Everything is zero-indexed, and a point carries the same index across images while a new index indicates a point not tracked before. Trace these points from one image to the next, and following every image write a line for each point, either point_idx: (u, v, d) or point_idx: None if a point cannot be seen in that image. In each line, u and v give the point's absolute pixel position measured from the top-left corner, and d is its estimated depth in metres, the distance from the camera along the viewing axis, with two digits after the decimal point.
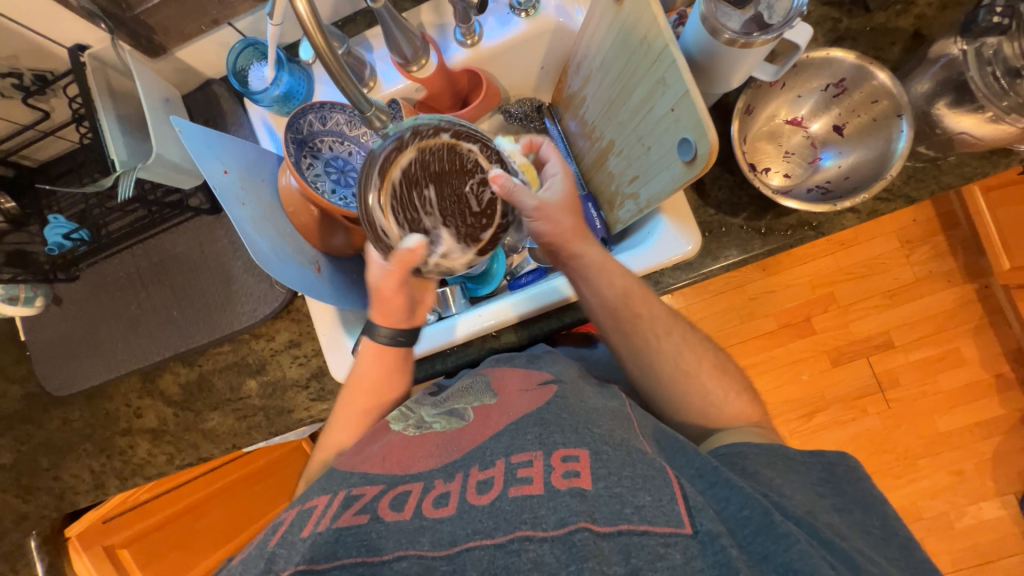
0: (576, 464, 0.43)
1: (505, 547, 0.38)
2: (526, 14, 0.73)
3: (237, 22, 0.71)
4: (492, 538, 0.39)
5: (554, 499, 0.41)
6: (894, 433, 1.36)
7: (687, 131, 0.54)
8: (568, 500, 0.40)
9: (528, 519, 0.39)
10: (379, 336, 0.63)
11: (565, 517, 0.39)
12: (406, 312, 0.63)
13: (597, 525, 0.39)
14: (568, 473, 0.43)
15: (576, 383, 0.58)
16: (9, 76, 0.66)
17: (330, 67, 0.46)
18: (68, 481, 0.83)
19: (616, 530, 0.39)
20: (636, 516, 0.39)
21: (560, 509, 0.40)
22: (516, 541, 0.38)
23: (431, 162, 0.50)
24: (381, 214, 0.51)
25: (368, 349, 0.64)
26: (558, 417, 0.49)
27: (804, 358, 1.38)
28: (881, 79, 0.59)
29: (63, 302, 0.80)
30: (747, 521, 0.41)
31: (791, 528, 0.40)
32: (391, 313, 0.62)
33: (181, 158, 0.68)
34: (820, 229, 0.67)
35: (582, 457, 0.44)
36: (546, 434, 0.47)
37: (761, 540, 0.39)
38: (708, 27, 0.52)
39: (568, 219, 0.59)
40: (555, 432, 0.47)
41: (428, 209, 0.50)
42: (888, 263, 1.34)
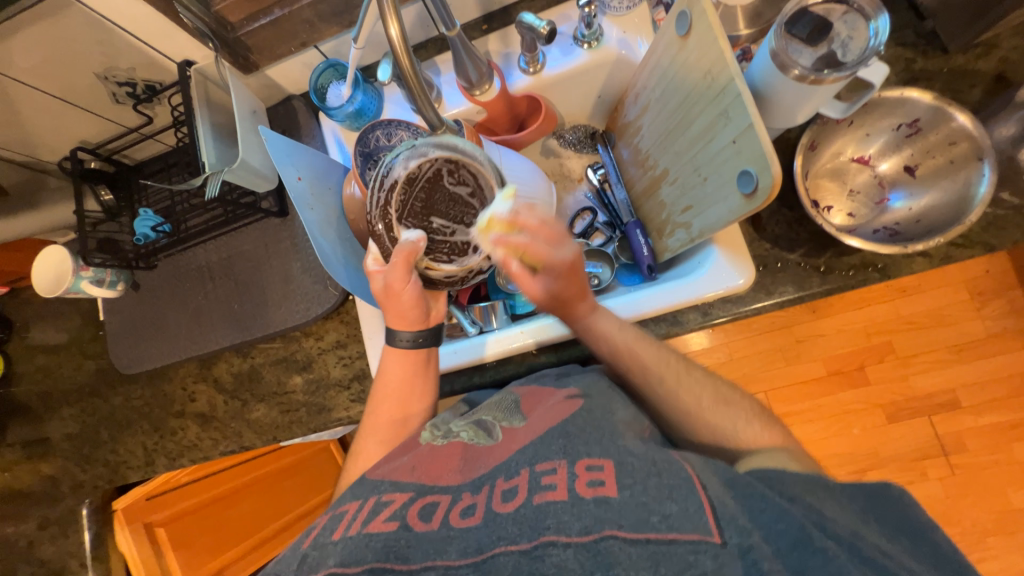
0: (600, 473, 0.43)
1: (530, 553, 0.38)
2: (589, 46, 0.76)
3: (322, 45, 0.77)
4: (517, 544, 0.38)
5: (577, 506, 0.40)
6: (959, 503, 1.24)
7: (749, 164, 0.54)
8: (592, 508, 0.39)
9: (552, 524, 0.39)
10: (398, 341, 0.64)
11: (589, 524, 0.38)
12: (416, 308, 0.62)
13: (623, 531, 0.37)
14: (592, 481, 0.42)
15: (605, 396, 0.57)
16: (125, 85, 0.75)
17: (410, 83, 0.50)
18: (122, 455, 0.88)
19: (643, 537, 0.37)
20: (663, 525, 0.38)
21: (584, 516, 0.39)
22: (539, 547, 0.38)
23: (412, 202, 0.56)
24: (444, 269, 0.58)
25: (392, 352, 0.65)
26: (581, 430, 0.49)
27: (856, 411, 1.29)
28: (960, 121, 0.58)
29: (140, 288, 0.87)
30: (783, 533, 0.38)
31: (830, 545, 0.38)
32: (406, 315, 0.62)
33: (260, 163, 0.75)
34: (886, 271, 0.64)
35: (606, 466, 0.43)
36: (570, 445, 0.47)
37: (797, 554, 0.37)
38: (777, 63, 0.52)
39: (575, 284, 0.61)
40: (580, 442, 0.47)
41: (453, 228, 0.57)
42: (956, 315, 1.24)
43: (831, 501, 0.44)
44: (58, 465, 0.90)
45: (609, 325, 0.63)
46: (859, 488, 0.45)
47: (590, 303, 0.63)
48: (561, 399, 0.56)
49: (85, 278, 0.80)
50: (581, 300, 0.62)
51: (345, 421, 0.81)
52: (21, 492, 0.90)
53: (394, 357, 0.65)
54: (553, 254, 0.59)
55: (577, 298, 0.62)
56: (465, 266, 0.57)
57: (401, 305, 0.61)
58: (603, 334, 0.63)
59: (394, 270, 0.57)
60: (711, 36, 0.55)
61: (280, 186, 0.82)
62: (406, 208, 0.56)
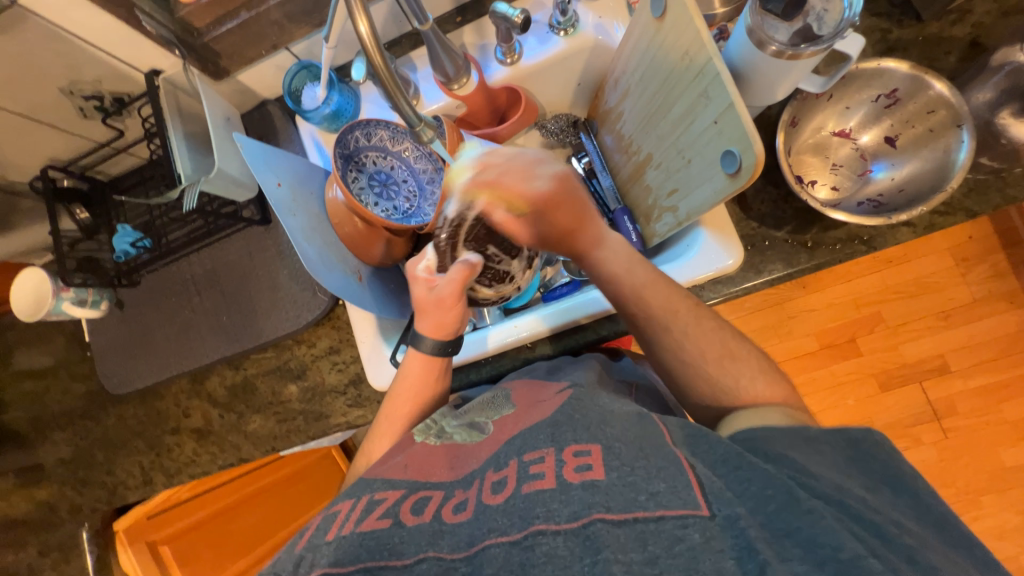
0: (588, 458, 0.42)
1: (520, 544, 0.38)
2: (566, 33, 0.75)
3: (293, 47, 0.75)
4: (507, 535, 0.39)
5: (566, 492, 0.40)
6: (953, 465, 1.27)
7: (732, 143, 0.53)
8: (580, 494, 0.39)
9: (541, 513, 0.39)
10: (424, 346, 0.63)
11: (578, 510, 0.38)
12: (460, 323, 0.64)
13: (610, 513, 0.38)
14: (581, 466, 0.42)
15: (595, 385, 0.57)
16: (92, 98, 0.73)
17: (384, 82, 0.49)
18: (118, 476, 0.87)
19: (631, 517, 0.37)
20: (651, 502, 0.38)
21: (573, 501, 0.39)
22: (529, 537, 0.38)
23: (476, 231, 0.71)
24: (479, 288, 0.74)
25: (414, 358, 0.64)
26: (569, 417, 0.48)
27: (850, 382, 1.31)
28: (937, 89, 0.58)
29: (125, 307, 0.85)
30: (770, 499, 0.38)
31: (818, 506, 0.37)
32: (444, 325, 0.63)
33: (238, 171, 0.73)
34: (872, 243, 0.64)
35: (594, 451, 0.43)
36: (558, 432, 0.46)
37: (784, 518, 0.37)
38: (754, 40, 0.51)
39: (565, 212, 0.63)
40: (568, 429, 0.46)
41: (496, 258, 0.74)
42: (942, 281, 1.26)
43: (826, 469, 0.44)
44: (53, 490, 0.88)
45: (618, 264, 0.61)
46: (855, 458, 0.45)
47: (591, 231, 0.63)
48: (553, 394, 0.56)
49: (66, 299, 0.78)
50: (580, 229, 0.63)
51: (345, 427, 0.81)
52: (17, 520, 0.89)
53: (414, 361, 0.64)
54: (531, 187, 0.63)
55: (574, 228, 0.63)
56: (500, 292, 0.76)
57: (444, 319, 0.63)
58: (615, 275, 0.61)
59: (450, 285, 0.61)
60: (687, 17, 0.55)
61: (261, 194, 0.80)
62: (472, 233, 0.71)
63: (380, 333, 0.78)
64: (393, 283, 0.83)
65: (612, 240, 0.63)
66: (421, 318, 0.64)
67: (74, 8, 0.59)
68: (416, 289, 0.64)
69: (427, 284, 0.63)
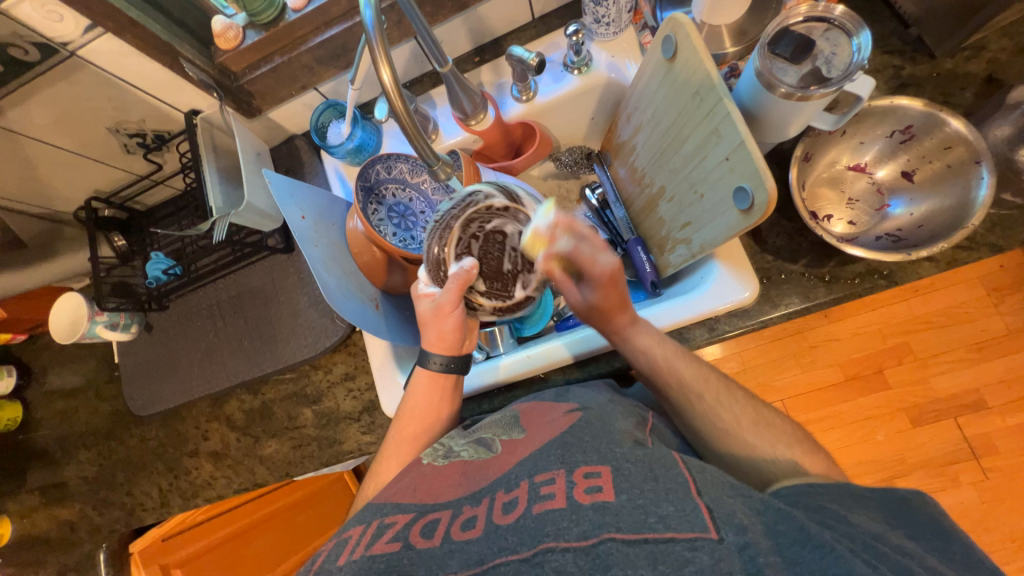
0: (599, 480, 0.42)
1: (530, 560, 0.37)
2: (579, 72, 0.77)
3: (322, 86, 0.80)
4: (517, 553, 0.38)
5: (577, 512, 0.39)
6: (996, 509, 1.19)
7: (744, 180, 0.54)
8: (591, 514, 0.39)
9: (551, 531, 0.39)
10: (431, 364, 0.67)
11: (587, 529, 0.38)
12: (460, 333, 0.67)
13: (620, 533, 0.37)
14: (591, 488, 0.41)
15: (605, 407, 0.56)
16: (136, 136, 0.78)
17: (404, 125, 0.51)
18: (137, 497, 0.89)
19: (641, 538, 0.36)
20: (661, 525, 0.37)
21: (582, 521, 0.39)
22: (539, 554, 0.37)
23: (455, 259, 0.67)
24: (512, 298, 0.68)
25: (421, 376, 0.67)
26: (580, 438, 0.48)
27: (878, 416, 1.25)
28: (955, 125, 0.58)
29: (153, 329, 0.89)
30: (782, 532, 0.37)
31: (829, 539, 0.36)
32: (445, 335, 0.66)
33: (265, 204, 0.77)
34: (893, 278, 0.63)
35: (604, 473, 0.42)
36: (567, 454, 0.46)
37: (796, 548, 0.35)
38: (763, 81, 0.53)
39: (616, 295, 0.61)
40: (577, 451, 0.46)
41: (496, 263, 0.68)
42: (973, 313, 1.22)
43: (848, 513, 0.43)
44: (75, 509, 0.90)
45: (647, 340, 0.63)
46: (878, 505, 0.44)
47: (628, 315, 0.63)
48: (562, 414, 0.56)
49: (100, 323, 0.82)
50: (619, 313, 0.63)
51: (357, 454, 0.81)
52: (39, 538, 0.91)
53: (421, 378, 0.67)
54: (598, 261, 0.60)
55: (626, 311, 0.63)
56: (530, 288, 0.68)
57: (444, 330, 0.66)
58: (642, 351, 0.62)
59: (449, 293, 0.64)
60: (698, 59, 0.56)
61: (285, 224, 0.84)
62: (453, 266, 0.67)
63: (395, 359, 0.79)
64: (407, 310, 0.85)
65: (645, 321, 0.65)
66: (426, 331, 0.67)
67: (124, 56, 0.65)
68: (422, 305, 0.68)
69: (430, 298, 0.67)
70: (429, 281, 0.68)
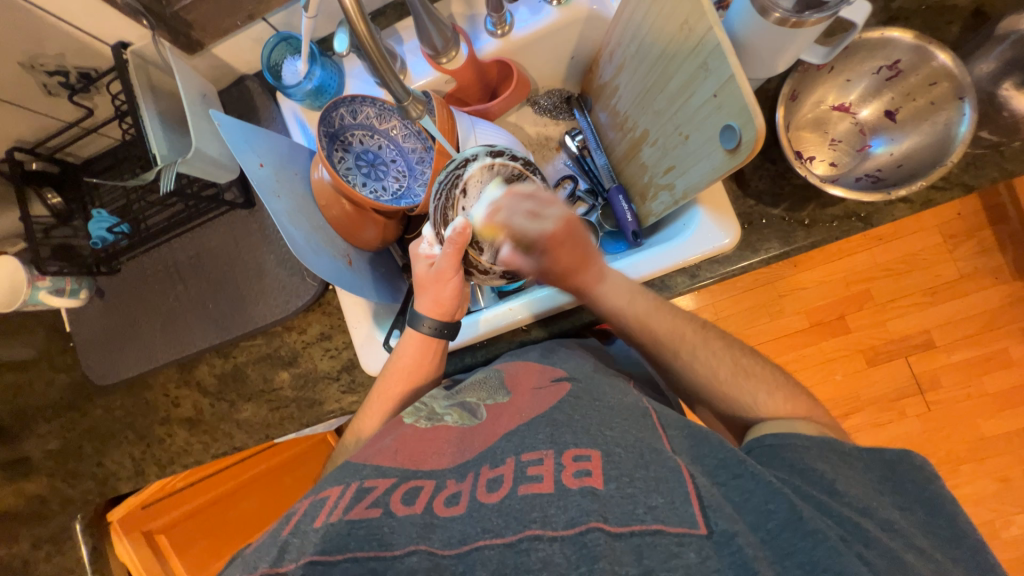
0: (588, 464, 0.42)
1: (515, 546, 0.37)
2: (558, 2, 0.72)
3: (271, 17, 0.71)
4: (501, 537, 0.38)
5: (564, 498, 0.40)
6: (936, 436, 1.30)
7: (732, 117, 0.52)
8: (578, 501, 0.39)
9: (537, 518, 0.39)
10: (423, 326, 0.65)
11: (575, 517, 0.38)
12: (457, 301, 0.66)
13: (608, 524, 0.37)
14: (580, 472, 0.41)
15: (593, 380, 0.55)
16: (57, 74, 0.68)
17: (371, 55, 0.46)
18: (109, 467, 0.86)
19: (628, 531, 0.37)
20: (649, 515, 0.38)
21: (570, 508, 0.39)
22: (525, 541, 0.37)
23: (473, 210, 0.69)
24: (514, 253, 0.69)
25: (412, 337, 0.66)
26: (569, 418, 0.48)
27: (838, 358, 1.33)
28: (941, 59, 0.56)
29: (106, 295, 0.83)
30: (773, 515, 0.38)
31: (821, 525, 0.37)
32: (444, 301, 0.65)
33: (217, 152, 0.70)
34: (869, 220, 0.64)
35: (594, 457, 0.43)
36: (557, 434, 0.46)
37: (785, 537, 0.37)
38: (758, 6, 0.50)
39: (566, 252, 0.61)
40: (567, 432, 0.46)
41: None
42: (930, 258, 1.28)
43: (820, 467, 0.44)
44: (43, 483, 0.86)
45: (620, 297, 0.61)
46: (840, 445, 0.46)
47: (590, 271, 0.62)
48: (548, 382, 0.56)
49: (43, 289, 0.74)
50: (583, 268, 0.62)
51: (339, 413, 0.80)
52: None
53: (410, 342, 0.66)
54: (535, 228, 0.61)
55: (581, 266, 0.62)
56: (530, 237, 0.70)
57: (443, 294, 0.65)
58: (619, 310, 0.61)
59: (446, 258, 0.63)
60: None
61: (243, 175, 0.77)
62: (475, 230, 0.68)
63: (373, 317, 0.77)
64: (382, 268, 0.81)
65: (614, 274, 0.63)
66: (422, 296, 0.66)
67: None
68: (420, 265, 0.67)
69: (429, 261, 0.66)
70: (432, 241, 0.68)
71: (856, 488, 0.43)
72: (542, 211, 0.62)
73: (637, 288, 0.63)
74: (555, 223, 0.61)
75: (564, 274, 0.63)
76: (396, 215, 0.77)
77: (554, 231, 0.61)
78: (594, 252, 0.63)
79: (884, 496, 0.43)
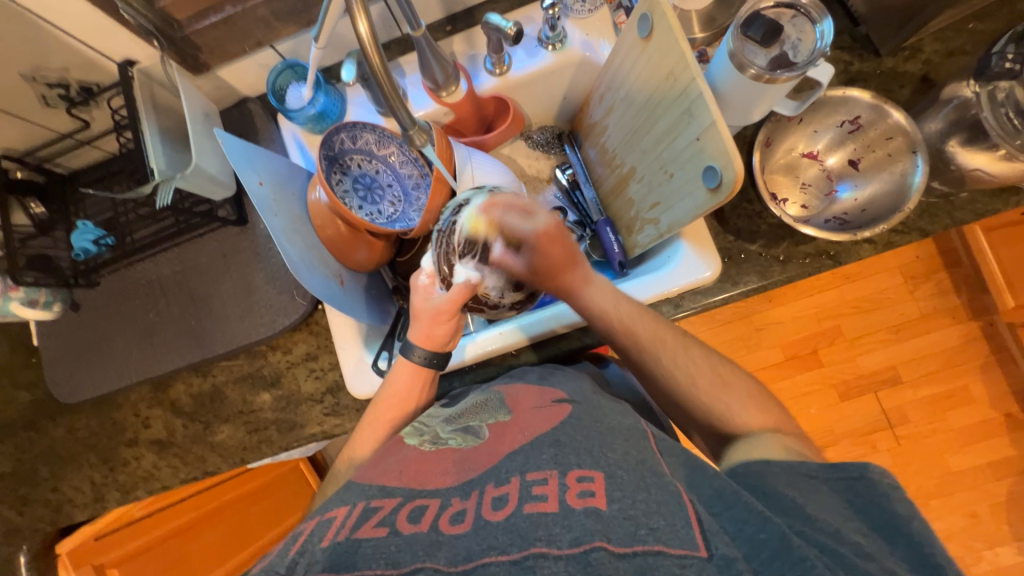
0: (591, 485, 0.42)
1: (520, 564, 0.37)
2: (553, 48, 0.77)
3: (279, 45, 0.74)
4: (507, 554, 0.38)
5: (568, 518, 0.40)
6: (906, 470, 1.34)
7: (713, 159, 0.56)
8: (583, 520, 0.39)
9: (542, 536, 0.38)
10: (414, 356, 0.66)
11: (580, 535, 0.38)
12: (450, 339, 0.68)
13: (612, 544, 0.38)
14: (584, 493, 0.42)
15: (592, 402, 0.56)
16: (57, 86, 0.69)
17: (382, 86, 0.49)
18: (66, 492, 0.80)
19: (631, 551, 0.37)
20: (651, 537, 0.38)
21: (575, 527, 0.39)
22: (530, 558, 0.37)
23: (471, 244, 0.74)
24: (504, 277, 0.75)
25: (403, 366, 0.66)
26: (572, 438, 0.49)
27: (813, 392, 1.37)
28: (896, 117, 0.63)
29: (81, 309, 0.80)
30: (765, 544, 0.39)
31: (806, 551, 0.38)
32: (436, 337, 0.67)
33: (216, 169, 0.71)
34: (838, 258, 0.68)
35: (597, 478, 0.43)
36: (561, 455, 0.46)
37: (778, 566, 0.38)
38: (735, 62, 0.55)
39: (558, 248, 0.65)
40: (570, 452, 0.47)
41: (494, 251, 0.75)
42: (894, 298, 1.36)
43: (801, 496, 0.46)
44: None
45: (605, 301, 0.63)
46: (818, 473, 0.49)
47: (575, 271, 0.65)
48: (549, 404, 0.57)
49: (15, 299, 0.73)
50: (569, 269, 0.65)
51: (320, 436, 0.78)
52: None
53: (401, 370, 0.66)
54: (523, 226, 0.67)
55: (564, 267, 0.65)
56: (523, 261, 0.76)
57: (437, 330, 0.67)
58: (605, 312, 0.63)
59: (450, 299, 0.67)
60: (672, 37, 0.57)
61: (238, 193, 0.78)
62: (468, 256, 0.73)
63: (362, 339, 0.76)
64: (372, 289, 0.81)
65: (599, 278, 0.66)
66: (415, 325, 0.67)
67: None
68: (416, 296, 0.69)
69: (427, 292, 0.68)
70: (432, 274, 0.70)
71: (831, 509, 0.45)
72: (532, 215, 0.68)
73: (620, 294, 0.65)
74: (543, 223, 0.66)
75: (552, 273, 0.66)
76: (388, 237, 0.78)
77: (545, 228, 0.66)
78: (580, 257, 0.66)
79: (861, 521, 0.45)
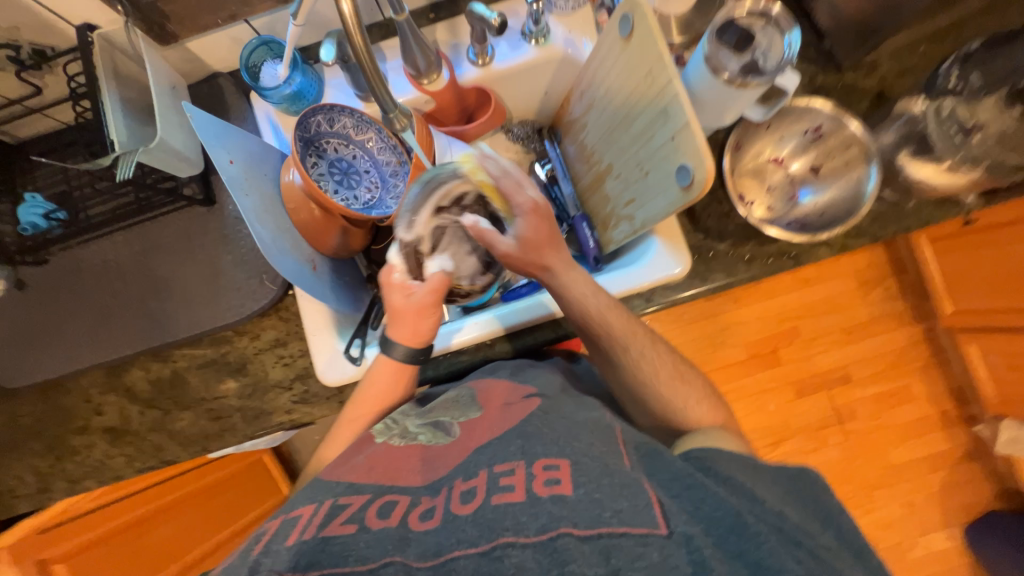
0: (557, 472, 0.43)
1: (489, 555, 0.38)
2: (536, 42, 0.78)
3: (254, 20, 0.71)
4: (476, 546, 0.39)
5: (535, 505, 0.41)
6: (852, 463, 1.43)
7: (686, 158, 0.58)
8: (549, 507, 0.40)
9: (511, 525, 0.39)
10: (395, 353, 0.65)
11: (546, 522, 0.39)
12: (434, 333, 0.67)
13: (577, 528, 0.39)
14: (549, 481, 0.43)
15: (561, 398, 0.58)
16: (6, 47, 0.64)
17: (365, 68, 0.48)
18: (6, 482, 0.76)
19: (595, 533, 0.39)
20: (614, 519, 0.40)
21: (541, 514, 0.40)
22: (499, 548, 0.38)
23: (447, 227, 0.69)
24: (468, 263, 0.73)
25: (383, 364, 0.66)
26: (537, 430, 0.49)
27: (771, 389, 1.44)
28: (855, 126, 0.68)
29: (27, 288, 0.75)
30: (721, 521, 0.42)
31: (760, 527, 0.41)
32: (422, 332, 0.65)
33: (182, 145, 0.68)
34: (797, 259, 0.72)
35: (563, 466, 0.44)
36: (527, 445, 0.47)
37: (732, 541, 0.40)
38: (709, 66, 0.58)
39: (547, 225, 0.62)
40: (536, 443, 0.47)
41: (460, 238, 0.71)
42: (847, 301, 1.44)
43: (756, 482, 0.48)
44: None
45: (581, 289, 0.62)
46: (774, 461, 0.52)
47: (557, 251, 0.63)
48: (519, 399, 0.57)
49: None
50: (551, 250, 0.62)
51: (287, 425, 0.76)
52: None
53: (382, 366, 0.66)
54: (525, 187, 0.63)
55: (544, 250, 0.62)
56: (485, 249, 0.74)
57: (420, 326, 0.65)
58: (582, 299, 0.62)
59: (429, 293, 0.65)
60: (652, 39, 0.59)
61: (205, 172, 0.75)
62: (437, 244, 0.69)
63: (334, 326, 0.75)
64: (346, 277, 0.80)
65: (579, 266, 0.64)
66: (396, 325, 0.65)
67: None
68: (393, 295, 0.65)
69: (404, 290, 0.65)
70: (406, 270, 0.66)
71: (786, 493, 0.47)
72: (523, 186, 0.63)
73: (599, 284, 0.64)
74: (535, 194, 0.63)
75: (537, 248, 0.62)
76: (364, 224, 0.77)
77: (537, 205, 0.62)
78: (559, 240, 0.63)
79: (813, 504, 0.48)
